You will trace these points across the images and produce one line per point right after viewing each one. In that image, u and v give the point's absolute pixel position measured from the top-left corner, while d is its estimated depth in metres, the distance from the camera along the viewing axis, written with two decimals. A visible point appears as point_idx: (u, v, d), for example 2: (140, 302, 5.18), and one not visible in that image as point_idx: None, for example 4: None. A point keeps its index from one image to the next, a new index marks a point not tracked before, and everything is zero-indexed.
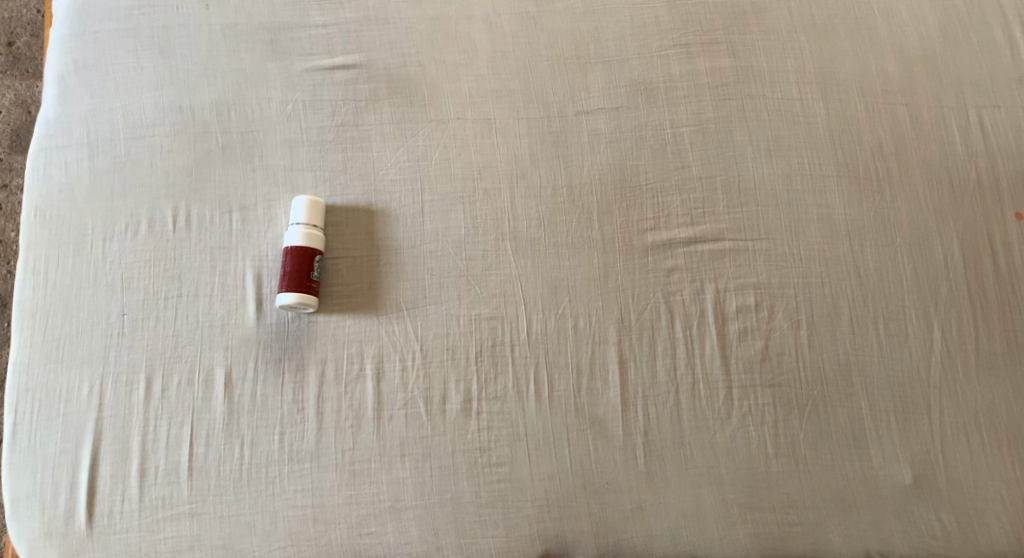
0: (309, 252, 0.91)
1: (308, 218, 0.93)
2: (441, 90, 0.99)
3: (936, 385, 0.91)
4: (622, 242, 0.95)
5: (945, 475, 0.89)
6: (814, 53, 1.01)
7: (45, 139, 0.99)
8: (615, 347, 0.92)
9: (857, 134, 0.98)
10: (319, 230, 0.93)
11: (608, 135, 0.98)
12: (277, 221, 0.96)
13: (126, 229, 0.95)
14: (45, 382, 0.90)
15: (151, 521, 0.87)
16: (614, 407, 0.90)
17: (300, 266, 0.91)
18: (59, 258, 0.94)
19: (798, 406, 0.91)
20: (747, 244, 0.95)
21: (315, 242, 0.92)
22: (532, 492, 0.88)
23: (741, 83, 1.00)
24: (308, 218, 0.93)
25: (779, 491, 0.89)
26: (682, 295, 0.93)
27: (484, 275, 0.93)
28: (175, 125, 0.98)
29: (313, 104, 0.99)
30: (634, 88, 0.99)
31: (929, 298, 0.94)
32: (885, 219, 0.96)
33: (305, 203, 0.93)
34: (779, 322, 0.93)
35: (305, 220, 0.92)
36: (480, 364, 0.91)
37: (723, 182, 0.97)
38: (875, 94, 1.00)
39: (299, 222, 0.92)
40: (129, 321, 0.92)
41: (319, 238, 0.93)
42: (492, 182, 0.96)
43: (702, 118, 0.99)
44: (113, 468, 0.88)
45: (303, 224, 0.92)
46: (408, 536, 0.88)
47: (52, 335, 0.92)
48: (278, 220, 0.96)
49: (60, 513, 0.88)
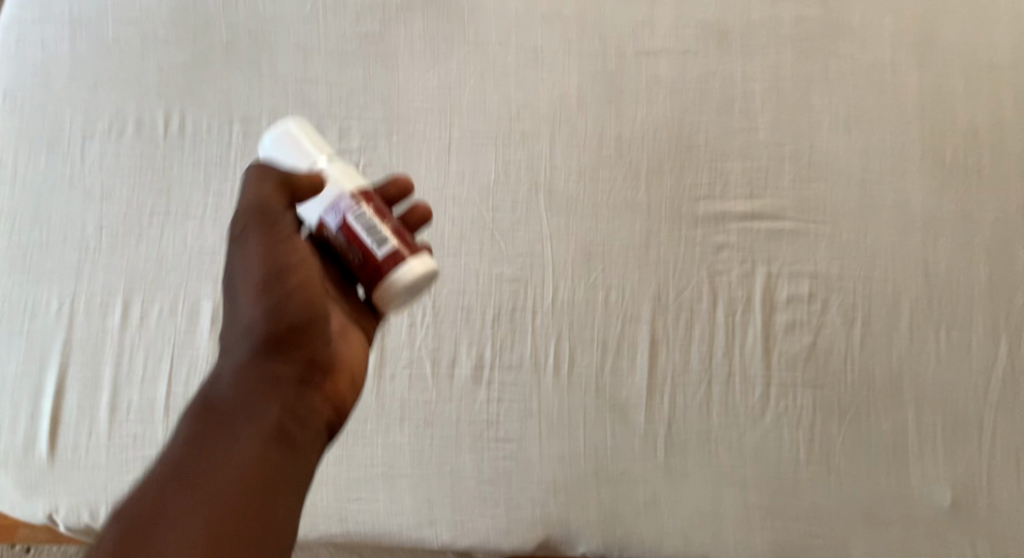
0: (368, 189, 0.64)
1: (303, 158, 0.65)
2: (483, 8, 0.87)
3: (993, 404, 0.83)
4: (671, 209, 0.84)
5: (988, 502, 0.81)
6: (915, 14, 0.88)
7: (24, 12, 0.88)
8: (648, 326, 0.82)
9: (951, 113, 0.86)
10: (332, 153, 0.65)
11: (670, 82, 0.85)
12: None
13: (109, 128, 0.85)
14: (9, 294, 0.82)
15: (119, 460, 0.79)
16: (639, 392, 0.82)
17: (355, 229, 0.61)
18: (31, 154, 0.84)
19: (839, 411, 0.83)
20: (810, 226, 0.84)
21: (343, 169, 0.64)
22: (540, 474, 0.81)
23: (828, 39, 0.87)
24: (301, 157, 0.65)
25: (806, 500, 0.81)
26: (730, 277, 0.83)
27: (511, 230, 0.83)
28: (177, 13, 0.87)
29: (335, 8, 0.86)
30: (706, 31, 0.86)
31: (1002, 308, 0.84)
32: (967, 214, 0.85)
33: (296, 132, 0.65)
34: (833, 317, 0.84)
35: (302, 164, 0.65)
36: (497, 329, 0.82)
37: (792, 151, 0.85)
38: (978, 68, 0.87)
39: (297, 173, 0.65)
40: (108, 235, 0.83)
41: (333, 163, 0.64)
42: (532, 122, 0.84)
43: (779, 75, 0.86)
44: (80, 397, 0.80)
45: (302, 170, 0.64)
46: (400, 507, 0.80)
47: (21, 241, 0.83)
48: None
49: (19, 441, 0.80)
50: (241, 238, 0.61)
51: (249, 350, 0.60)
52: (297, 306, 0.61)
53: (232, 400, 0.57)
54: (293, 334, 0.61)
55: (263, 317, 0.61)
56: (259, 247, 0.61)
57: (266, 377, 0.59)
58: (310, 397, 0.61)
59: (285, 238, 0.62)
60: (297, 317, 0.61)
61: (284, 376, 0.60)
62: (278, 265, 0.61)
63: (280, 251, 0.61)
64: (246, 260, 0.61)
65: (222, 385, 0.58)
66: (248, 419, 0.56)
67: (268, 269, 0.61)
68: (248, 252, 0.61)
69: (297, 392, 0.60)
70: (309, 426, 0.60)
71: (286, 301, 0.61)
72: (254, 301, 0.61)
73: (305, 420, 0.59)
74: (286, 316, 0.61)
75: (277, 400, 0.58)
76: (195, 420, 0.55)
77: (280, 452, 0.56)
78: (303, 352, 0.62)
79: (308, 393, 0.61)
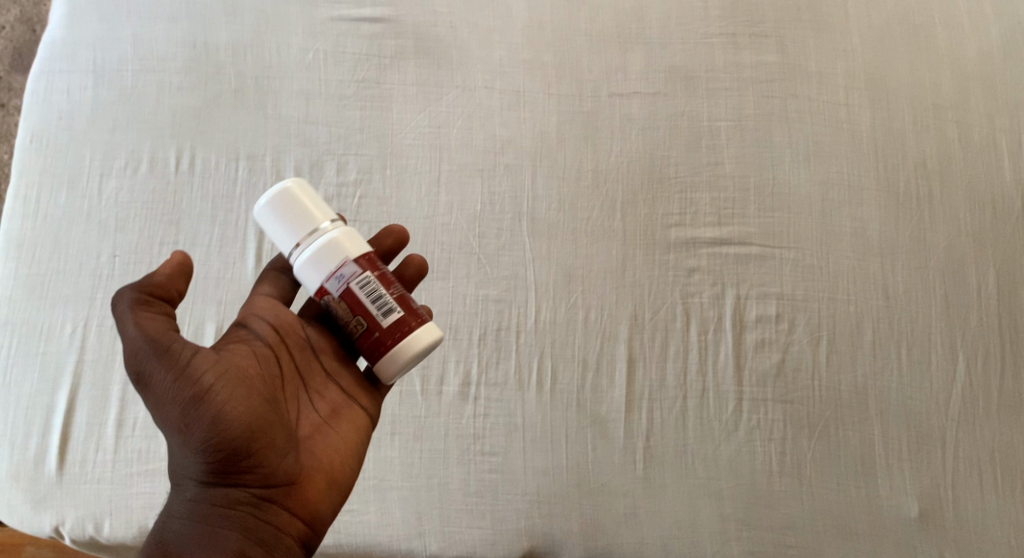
0: (371, 257, 0.70)
1: (301, 224, 0.70)
2: (470, 55, 0.94)
3: (954, 418, 0.87)
4: (645, 235, 0.90)
5: (952, 512, 0.85)
6: (866, 59, 0.96)
7: (49, 61, 0.94)
8: (625, 344, 0.87)
9: (902, 149, 0.94)
10: (331, 217, 0.71)
11: (642, 121, 0.93)
12: (190, 270, 0.69)
13: (125, 166, 0.91)
14: (26, 317, 0.87)
15: (124, 474, 0.84)
16: (618, 407, 0.86)
17: (365, 299, 0.68)
18: (52, 189, 0.90)
19: (809, 425, 0.87)
20: (775, 251, 0.90)
21: (345, 235, 0.70)
22: (525, 486, 0.84)
23: (787, 82, 0.95)
24: (299, 223, 0.70)
25: (780, 511, 0.85)
26: (701, 298, 0.89)
27: (497, 255, 0.89)
28: (189, 62, 0.93)
29: (335, 55, 0.94)
30: (674, 75, 0.95)
31: (957, 327, 0.89)
32: (921, 241, 0.91)
33: (290, 203, 0.70)
34: (799, 336, 0.88)
35: (301, 229, 0.70)
36: (483, 347, 0.87)
37: (756, 183, 0.92)
38: (925, 108, 0.95)
39: (295, 238, 0.70)
40: (120, 263, 0.88)
41: (335, 230, 0.70)
42: (515, 157, 0.92)
43: (742, 114, 0.94)
44: (89, 414, 0.85)
45: (301, 236, 0.70)
46: (390, 518, 0.84)
47: (39, 270, 0.88)
48: (188, 258, 0.69)
49: (30, 456, 0.84)
50: (149, 376, 0.65)
51: (196, 479, 0.66)
52: (236, 419, 0.65)
53: (184, 537, 0.64)
54: (230, 463, 0.65)
55: (197, 457, 0.65)
56: (171, 381, 0.65)
57: (218, 502, 0.65)
58: (271, 511, 0.67)
59: (181, 371, 0.65)
60: (227, 439, 0.65)
61: (240, 499, 0.66)
62: (191, 392, 0.64)
63: (188, 379, 0.65)
64: (160, 403, 0.65)
65: (176, 516, 0.66)
66: (205, 553, 0.64)
67: (184, 414, 0.64)
68: (159, 383, 0.65)
69: (253, 512, 0.66)
70: (277, 545, 0.66)
71: (207, 432, 0.64)
72: (184, 441, 0.65)
73: (270, 540, 0.66)
74: (211, 442, 0.64)
75: (237, 525, 0.65)
76: None
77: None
78: (253, 473, 0.66)
79: (271, 508, 0.67)
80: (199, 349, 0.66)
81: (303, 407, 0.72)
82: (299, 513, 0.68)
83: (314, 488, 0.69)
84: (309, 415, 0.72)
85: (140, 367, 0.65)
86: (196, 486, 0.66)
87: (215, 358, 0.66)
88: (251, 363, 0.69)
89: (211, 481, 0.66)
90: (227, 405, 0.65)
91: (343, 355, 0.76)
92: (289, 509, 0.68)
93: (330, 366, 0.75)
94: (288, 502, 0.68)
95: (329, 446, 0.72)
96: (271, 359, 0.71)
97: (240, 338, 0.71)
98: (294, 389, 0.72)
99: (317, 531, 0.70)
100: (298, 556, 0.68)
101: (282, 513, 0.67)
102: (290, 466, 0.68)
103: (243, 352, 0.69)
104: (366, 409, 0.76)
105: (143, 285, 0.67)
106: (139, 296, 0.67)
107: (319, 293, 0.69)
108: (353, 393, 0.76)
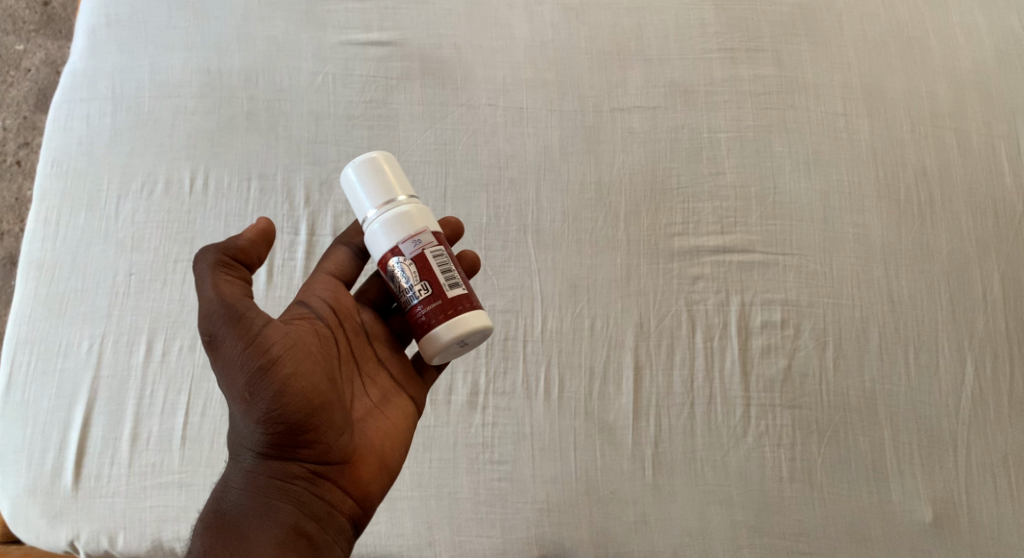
0: (441, 235, 0.73)
1: (382, 189, 0.73)
2: (474, 75, 0.97)
3: (965, 422, 0.87)
4: (648, 245, 0.92)
5: (967, 516, 0.84)
6: (863, 69, 0.98)
7: (69, 90, 0.98)
8: (631, 352, 0.88)
9: (901, 156, 0.95)
10: (408, 193, 0.74)
11: (643, 134, 0.95)
12: (272, 236, 0.74)
13: (142, 187, 0.93)
14: (43, 335, 0.88)
15: (138, 487, 0.84)
16: (625, 415, 0.86)
17: (434, 267, 0.71)
18: (72, 211, 0.93)
19: (819, 430, 0.86)
20: (778, 258, 0.91)
21: (421, 209, 0.73)
22: (533, 494, 0.84)
23: (785, 94, 0.97)
24: (380, 188, 0.73)
25: (791, 517, 0.84)
26: (706, 305, 0.90)
27: (503, 266, 0.90)
28: (203, 87, 0.97)
29: (344, 78, 0.97)
30: (673, 90, 0.97)
31: (964, 330, 0.89)
32: (924, 246, 0.92)
33: (373, 170, 0.73)
34: (806, 342, 0.89)
35: (380, 196, 0.73)
36: (490, 357, 0.88)
37: (757, 192, 0.93)
38: (922, 116, 0.96)
39: (374, 202, 0.73)
40: (136, 280, 0.90)
41: (412, 202, 0.73)
42: (519, 172, 0.94)
43: (741, 126, 0.96)
44: (104, 428, 0.86)
45: (380, 201, 0.73)
46: (401, 528, 0.84)
47: (57, 289, 0.90)
48: (272, 225, 0.74)
49: (46, 471, 0.85)
50: (219, 340, 0.68)
51: (255, 450, 0.70)
52: (301, 395, 0.68)
53: (241, 507, 0.68)
54: (290, 438, 0.69)
55: (259, 428, 0.69)
56: (241, 349, 0.68)
57: (277, 476, 0.69)
58: (325, 487, 0.71)
59: (250, 339, 0.68)
60: (289, 412, 0.68)
61: (296, 474, 0.70)
62: (259, 362, 0.68)
63: (256, 349, 0.68)
64: (228, 370, 0.68)
65: (233, 487, 0.69)
66: (260, 523, 0.67)
67: (250, 383, 0.68)
68: (228, 350, 0.68)
69: (309, 487, 0.70)
70: (329, 523, 0.70)
71: (271, 404, 0.68)
72: (248, 410, 0.68)
73: (323, 517, 0.70)
74: (273, 414, 0.68)
75: (292, 500, 0.69)
76: (211, 536, 0.67)
77: (299, 547, 0.67)
78: (310, 448, 0.70)
79: (325, 486, 0.71)
80: (269, 321, 0.70)
81: (357, 389, 0.76)
82: (351, 492, 0.72)
83: (366, 470, 0.73)
84: (363, 398, 0.76)
85: (212, 331, 0.68)
86: (254, 457, 0.70)
87: (283, 332, 0.70)
88: (313, 341, 0.72)
89: (270, 454, 0.70)
90: (292, 380, 0.68)
91: (395, 344, 0.80)
92: (342, 487, 0.72)
93: (383, 352, 0.79)
94: (341, 480, 0.72)
95: (380, 429, 0.75)
96: (331, 339, 0.75)
97: (302, 314, 0.74)
98: (349, 372, 0.76)
99: (366, 511, 0.73)
100: (347, 534, 0.72)
101: (335, 491, 0.71)
102: (345, 446, 0.72)
103: (306, 328, 0.73)
104: (414, 397, 0.79)
105: (225, 248, 0.71)
106: (222, 258, 0.70)
107: (389, 256, 0.71)
108: (402, 381, 0.79)
